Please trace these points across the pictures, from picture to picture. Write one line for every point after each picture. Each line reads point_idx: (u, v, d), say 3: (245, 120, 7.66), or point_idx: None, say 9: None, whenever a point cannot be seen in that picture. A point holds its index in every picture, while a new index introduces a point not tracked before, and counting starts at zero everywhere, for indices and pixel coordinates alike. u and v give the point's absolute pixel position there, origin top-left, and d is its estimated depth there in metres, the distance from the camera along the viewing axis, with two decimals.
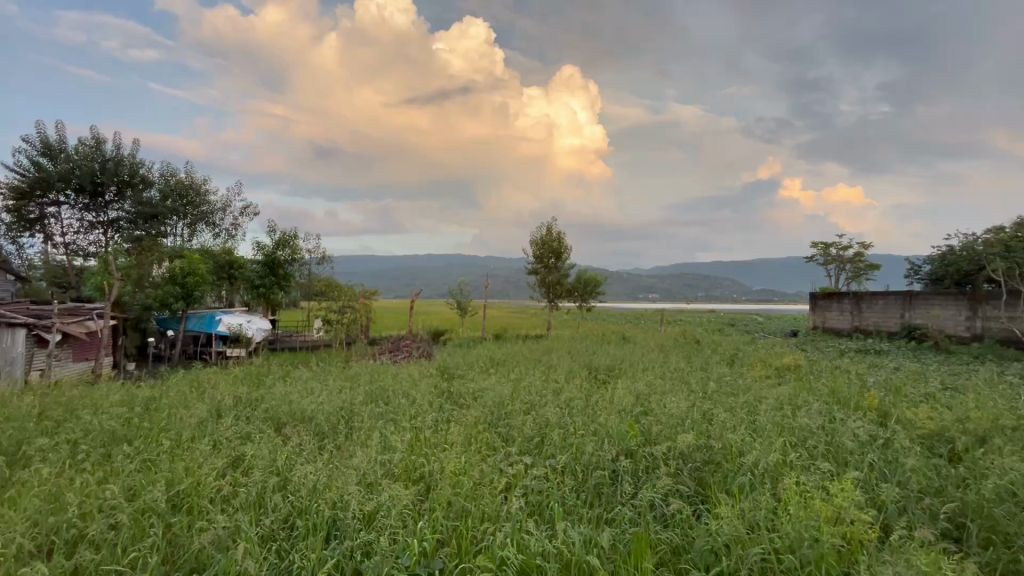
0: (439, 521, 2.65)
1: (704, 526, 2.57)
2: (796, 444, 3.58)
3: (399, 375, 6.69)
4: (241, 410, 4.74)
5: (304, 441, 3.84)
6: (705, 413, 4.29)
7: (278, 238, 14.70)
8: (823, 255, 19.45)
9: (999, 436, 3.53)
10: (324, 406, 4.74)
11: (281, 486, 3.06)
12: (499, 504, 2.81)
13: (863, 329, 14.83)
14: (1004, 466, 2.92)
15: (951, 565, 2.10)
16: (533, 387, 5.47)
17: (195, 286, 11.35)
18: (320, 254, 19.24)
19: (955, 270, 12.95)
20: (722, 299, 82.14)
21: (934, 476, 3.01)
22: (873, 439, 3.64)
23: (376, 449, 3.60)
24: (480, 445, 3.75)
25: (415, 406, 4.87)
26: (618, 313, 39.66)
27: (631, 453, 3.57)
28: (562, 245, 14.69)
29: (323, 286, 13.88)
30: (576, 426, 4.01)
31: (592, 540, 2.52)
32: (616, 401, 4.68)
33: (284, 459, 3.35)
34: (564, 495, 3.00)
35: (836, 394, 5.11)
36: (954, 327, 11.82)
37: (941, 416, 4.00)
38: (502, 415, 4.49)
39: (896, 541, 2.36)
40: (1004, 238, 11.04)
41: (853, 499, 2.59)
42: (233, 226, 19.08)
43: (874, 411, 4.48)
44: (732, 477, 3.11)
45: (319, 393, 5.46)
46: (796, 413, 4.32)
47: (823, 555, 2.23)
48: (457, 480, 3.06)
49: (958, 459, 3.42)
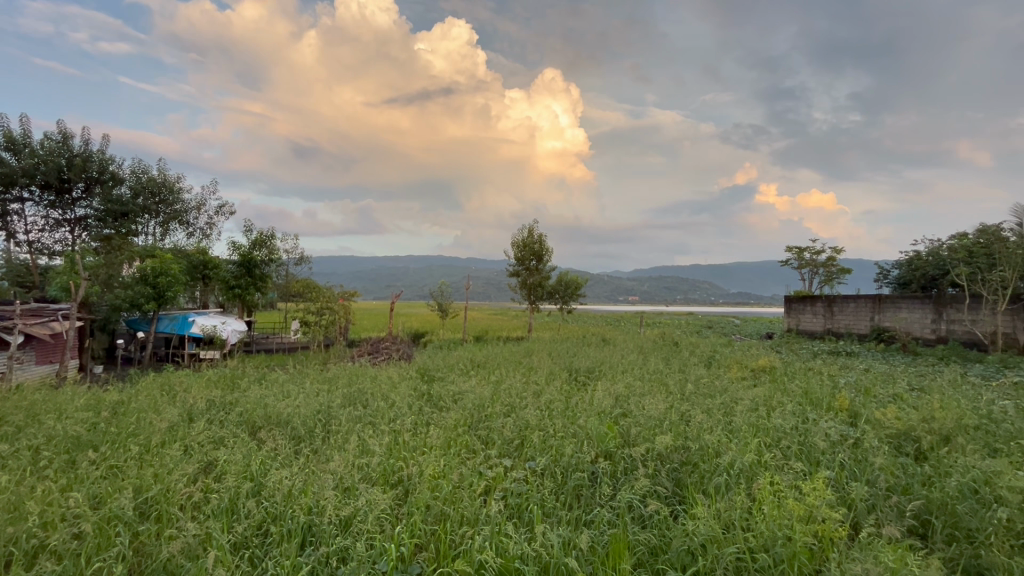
0: (417, 524, 2.63)
1: (681, 527, 2.60)
2: (770, 444, 3.66)
3: (378, 378, 6.62)
4: (214, 414, 4.63)
5: (279, 446, 3.76)
6: (683, 414, 4.36)
7: (255, 238, 14.42)
8: (797, 259, 19.94)
9: (961, 435, 3.66)
10: (300, 409, 4.65)
11: (255, 491, 2.99)
12: (478, 507, 2.79)
13: (835, 332, 15.23)
14: (968, 465, 3.03)
15: (916, 561, 2.17)
16: (513, 389, 5.49)
17: (167, 286, 10.98)
18: (298, 255, 18.96)
19: (921, 275, 13.39)
20: (694, 304, 85.89)
21: (900, 474, 3.10)
22: (844, 439, 3.73)
23: (354, 452, 3.55)
24: (459, 448, 3.72)
25: (394, 409, 4.82)
26: (588, 314, 43.18)
27: (610, 454, 3.60)
28: (543, 247, 14.78)
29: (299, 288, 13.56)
30: (556, 428, 4.03)
31: (570, 541, 2.53)
32: (596, 403, 4.73)
33: (258, 463, 3.28)
34: (543, 497, 3.00)
35: (809, 395, 5.25)
36: (920, 330, 12.22)
37: (908, 416, 4.14)
38: (482, 418, 4.48)
39: (865, 539, 2.42)
40: (967, 245, 11.47)
41: (824, 497, 2.66)
42: (208, 225, 18.62)
43: (845, 411, 4.61)
44: (709, 477, 3.16)
45: (296, 396, 5.38)
46: (771, 414, 4.43)
47: (795, 554, 2.29)
48: (436, 483, 3.03)
49: (924, 458, 3.53)
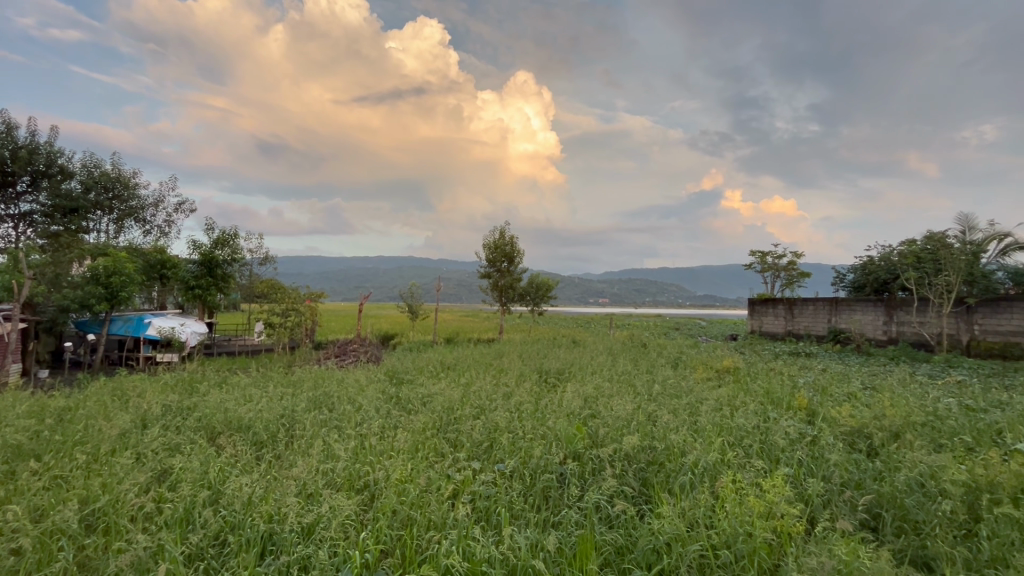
0: (383, 529, 2.59)
1: (646, 526, 2.63)
2: (733, 443, 3.75)
3: (344, 381, 6.48)
4: (169, 420, 4.43)
5: (240, 452, 3.63)
6: (650, 414, 4.44)
7: (217, 237, 13.92)
8: (760, 263, 20.59)
9: (909, 431, 3.86)
10: (263, 414, 4.51)
11: (213, 500, 2.88)
12: (446, 511, 2.76)
13: (796, 333, 15.77)
14: (915, 459, 3.19)
15: (868, 554, 2.26)
16: (483, 391, 5.46)
17: (121, 286, 10.47)
18: (263, 254, 18.44)
19: (874, 279, 13.98)
20: (654, 307, 90.74)
21: (854, 469, 3.23)
22: (803, 437, 3.88)
23: (318, 458, 3.46)
24: (427, 451, 3.67)
25: (361, 413, 4.72)
26: (554, 315, 46.81)
27: (578, 455, 3.62)
28: (515, 249, 14.82)
29: (263, 288, 13.11)
30: (525, 430, 4.02)
31: (538, 544, 2.53)
32: (565, 404, 4.75)
33: (217, 471, 3.16)
34: (512, 499, 2.99)
35: (770, 395, 5.42)
36: (873, 331, 12.79)
37: (861, 413, 4.32)
38: (451, 421, 4.44)
39: (821, 533, 2.51)
40: (915, 251, 12.09)
41: (783, 494, 2.75)
42: (167, 223, 17.87)
43: (803, 410, 4.77)
44: (674, 477, 3.21)
45: (260, 399, 5.22)
46: (734, 413, 4.53)
47: (755, 549, 2.36)
48: (403, 487, 2.98)
49: (875, 453, 3.70)
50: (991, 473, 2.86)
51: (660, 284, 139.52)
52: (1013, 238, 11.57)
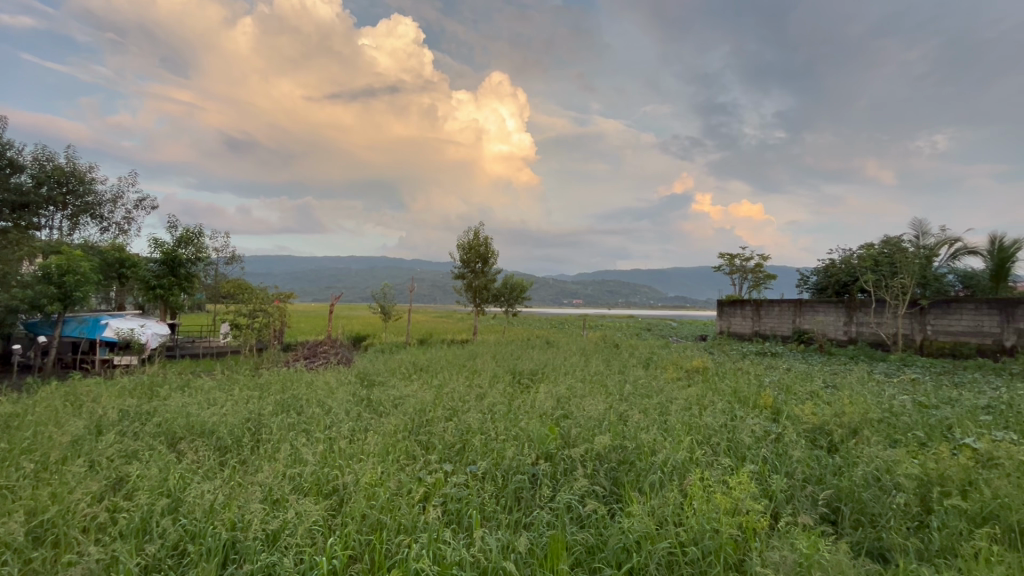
0: (351, 534, 2.54)
1: (617, 524, 2.66)
2: (701, 441, 3.83)
3: (313, 383, 6.34)
4: (126, 426, 4.25)
5: (202, 458, 3.51)
6: (621, 414, 4.49)
7: (181, 235, 13.42)
8: (728, 265, 21.14)
9: (866, 428, 4.03)
10: (228, 418, 4.36)
11: (172, 508, 2.77)
12: (416, 515, 2.73)
13: (762, 334, 16.24)
14: (872, 455, 3.32)
15: (827, 547, 2.34)
16: (456, 392, 5.44)
17: (75, 286, 9.99)
18: (229, 254, 17.90)
19: (835, 281, 14.53)
20: (625, 308, 92.64)
21: (816, 465, 3.34)
22: (767, 435, 3.99)
23: (285, 463, 3.37)
24: (398, 454, 3.62)
25: (331, 416, 4.62)
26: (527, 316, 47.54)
27: (550, 456, 3.64)
28: (489, 249, 14.83)
29: (228, 289, 12.69)
30: (498, 431, 4.01)
31: (509, 545, 2.53)
32: (538, 405, 4.77)
33: (177, 478, 3.04)
34: (483, 501, 2.98)
35: (737, 394, 5.54)
36: (834, 331, 13.27)
37: (822, 411, 4.48)
38: (423, 423, 4.39)
39: (784, 528, 2.58)
40: (873, 254, 12.62)
41: (748, 490, 2.83)
42: (126, 220, 17.14)
43: (768, 408, 4.91)
44: (644, 475, 3.26)
45: (224, 403, 5.05)
46: (702, 412, 4.63)
47: (721, 546, 2.41)
48: (373, 491, 2.94)
49: (835, 449, 3.83)
50: (942, 467, 3.00)
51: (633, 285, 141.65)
52: (963, 242, 12.21)
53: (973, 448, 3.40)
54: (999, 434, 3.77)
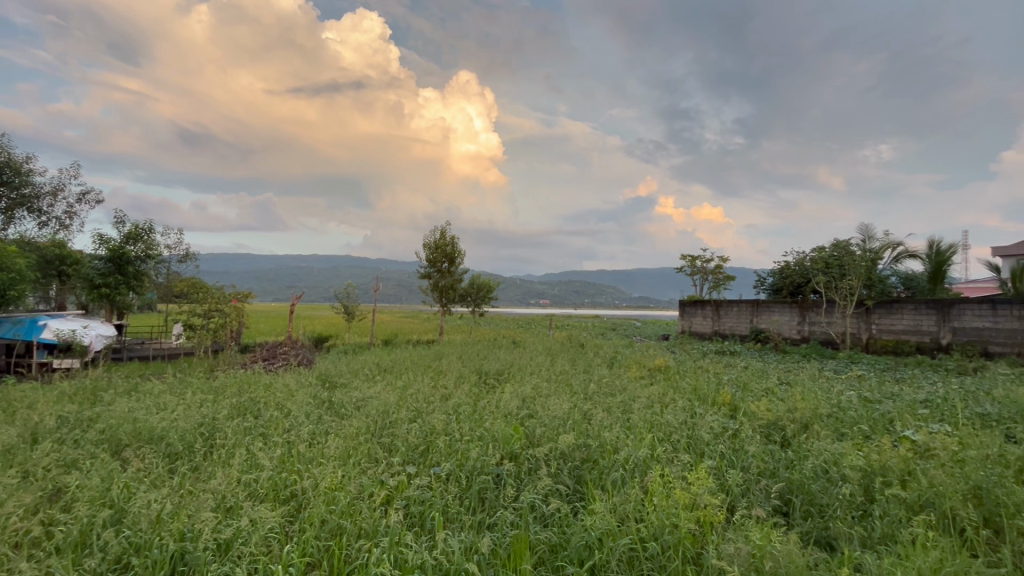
0: (309, 541, 2.47)
1: (580, 522, 2.68)
2: (662, 438, 3.92)
3: (272, 386, 6.12)
4: (66, 434, 3.99)
5: (150, 466, 3.34)
6: (585, 413, 4.53)
7: (129, 231, 12.75)
8: (690, 266, 21.71)
9: (817, 423, 4.21)
10: (178, 423, 4.16)
11: (115, 520, 2.63)
12: (378, 518, 2.68)
13: (721, 333, 16.77)
14: (822, 449, 3.48)
15: (779, 537, 2.43)
16: (421, 393, 5.37)
17: (9, 284, 9.34)
18: (182, 251, 17.13)
19: (790, 283, 15.15)
20: (591, 308, 93.94)
21: (770, 459, 3.46)
22: (725, 431, 4.12)
23: (240, 468, 3.24)
24: (360, 457, 3.55)
25: (289, 419, 4.48)
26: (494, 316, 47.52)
27: (515, 456, 3.64)
28: (456, 249, 14.73)
29: (181, 288, 12.12)
30: (462, 432, 3.99)
31: (472, 546, 2.51)
32: (503, 405, 4.76)
33: (121, 488, 2.88)
34: (447, 502, 2.95)
35: (697, 391, 5.72)
36: (789, 330, 13.85)
37: (776, 407, 4.66)
38: (386, 425, 4.31)
39: (738, 521, 2.67)
40: (824, 256, 13.23)
41: (706, 485, 2.91)
42: (68, 214, 16.16)
43: (726, 405, 5.08)
44: (607, 473, 3.31)
45: (175, 408, 4.82)
46: (664, 410, 4.74)
47: (680, 540, 2.48)
48: (332, 496, 2.86)
49: (788, 443, 3.99)
50: (884, 458, 3.17)
51: (598, 286, 143.81)
52: (904, 246, 12.95)
53: (912, 440, 3.61)
54: (935, 426, 4.03)
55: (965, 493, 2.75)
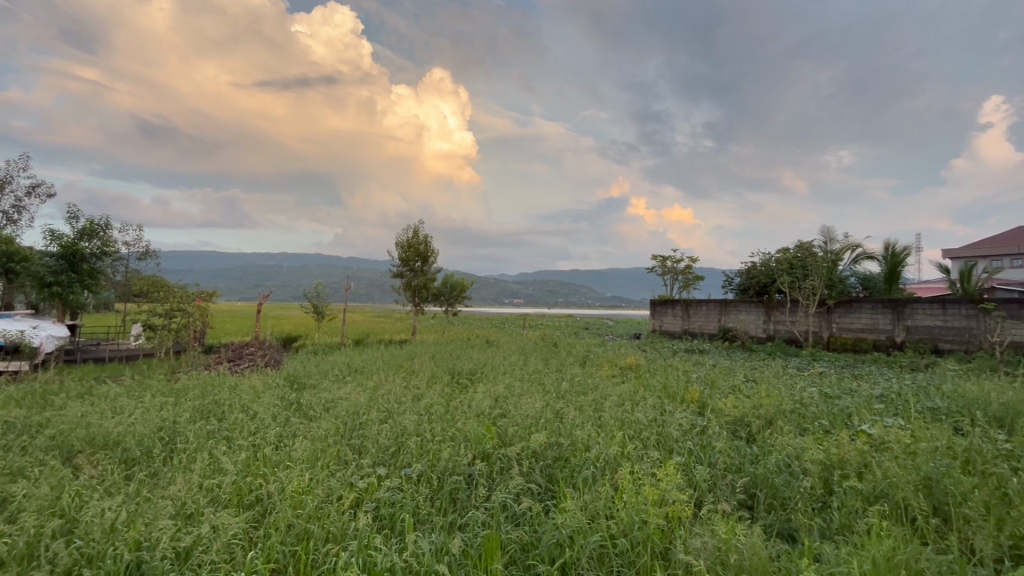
0: (274, 546, 2.40)
1: (551, 521, 2.69)
2: (632, 435, 3.98)
3: (237, 387, 5.94)
4: (12, 440, 3.78)
5: (104, 473, 3.20)
6: (557, 412, 4.56)
7: (84, 227, 12.18)
8: (661, 266, 22.11)
9: (780, 418, 4.35)
10: (136, 428, 3.99)
11: (66, 530, 2.50)
12: (346, 522, 2.63)
13: (691, 332, 17.15)
14: (785, 444, 3.59)
15: (743, 531, 2.50)
16: (393, 394, 5.30)
17: None
18: (141, 248, 16.43)
19: (756, 283, 15.61)
20: (565, 307, 94.67)
21: (735, 455, 3.55)
22: (694, 428, 4.21)
23: (202, 473, 3.13)
24: (328, 460, 3.48)
25: (255, 422, 4.35)
26: (467, 315, 47.33)
27: (486, 456, 3.64)
28: (429, 248, 14.59)
29: (139, 286, 11.61)
30: (434, 432, 3.95)
31: (442, 547, 2.50)
32: (475, 404, 4.75)
33: (73, 497, 2.74)
34: (418, 504, 2.92)
35: (667, 389, 5.83)
36: (755, 329, 14.27)
37: (742, 404, 4.79)
38: (356, 427, 4.23)
39: (705, 515, 2.73)
40: (789, 257, 13.67)
41: (674, 481, 2.97)
42: (16, 208, 15.30)
43: (694, 403, 5.19)
44: (578, 471, 3.34)
45: (132, 412, 4.61)
46: (634, 408, 4.82)
47: (648, 535, 2.52)
48: (299, 499, 2.79)
49: (753, 439, 4.10)
50: (842, 452, 3.30)
51: (572, 286, 144.95)
52: (863, 248, 13.49)
53: (868, 434, 3.77)
54: (890, 421, 4.20)
55: (917, 483, 2.88)
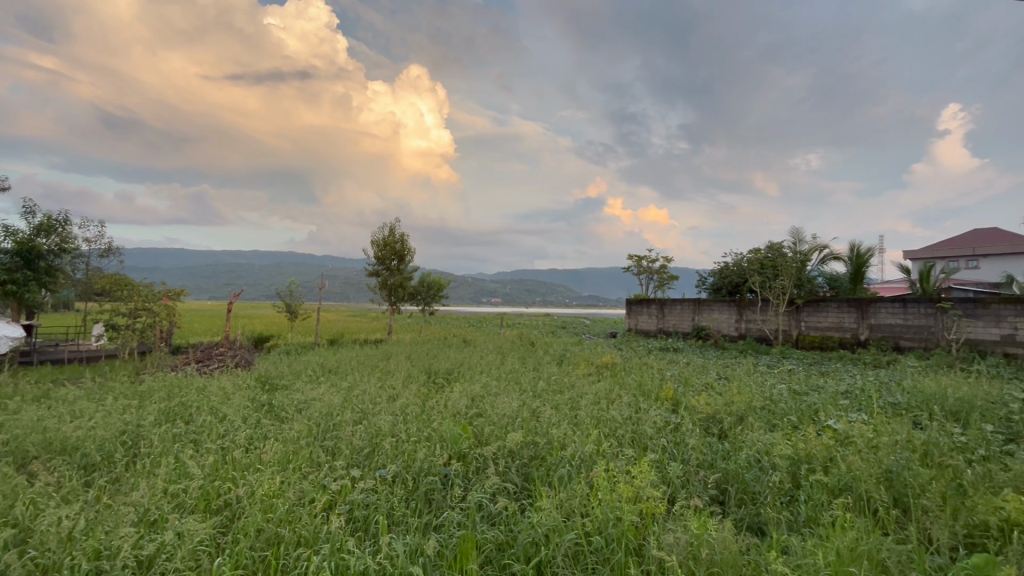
0: (243, 552, 2.34)
1: (527, 520, 2.69)
2: (608, 433, 4.02)
3: (206, 389, 5.77)
4: None
5: (61, 480, 3.06)
6: (534, 411, 4.57)
7: (41, 223, 11.64)
8: (637, 266, 22.39)
9: (751, 415, 4.46)
10: (97, 432, 3.83)
11: (20, 540, 2.39)
12: (318, 525, 2.58)
13: (665, 330, 17.43)
14: (755, 440, 3.67)
15: (714, 526, 2.54)
16: (367, 395, 5.22)
17: None
18: (104, 246, 15.77)
19: (728, 282, 15.96)
20: (542, 306, 95.07)
21: (708, 451, 3.62)
22: (668, 425, 4.27)
23: (167, 478, 3.03)
24: (300, 462, 3.40)
25: (225, 424, 4.23)
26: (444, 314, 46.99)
27: (463, 456, 3.62)
28: (405, 246, 14.42)
29: (101, 285, 11.15)
30: (409, 433, 3.91)
31: (418, 549, 2.47)
32: (451, 404, 4.73)
33: (26, 506, 2.61)
34: (392, 505, 2.89)
35: (642, 387, 5.91)
36: (727, 328, 14.59)
37: (715, 401, 4.89)
38: (329, 428, 4.16)
39: (678, 511, 2.78)
40: (760, 258, 14.01)
41: (648, 478, 3.01)
42: None
43: (668, 400, 5.27)
44: (554, 469, 3.35)
45: (92, 415, 4.42)
46: (609, 406, 4.86)
47: (623, 532, 2.54)
48: (270, 503, 2.73)
49: (725, 435, 4.18)
50: (809, 447, 3.40)
51: (550, 285, 145.56)
52: (830, 249, 13.94)
53: (834, 429, 3.90)
54: (854, 416, 4.36)
55: (879, 476, 2.98)
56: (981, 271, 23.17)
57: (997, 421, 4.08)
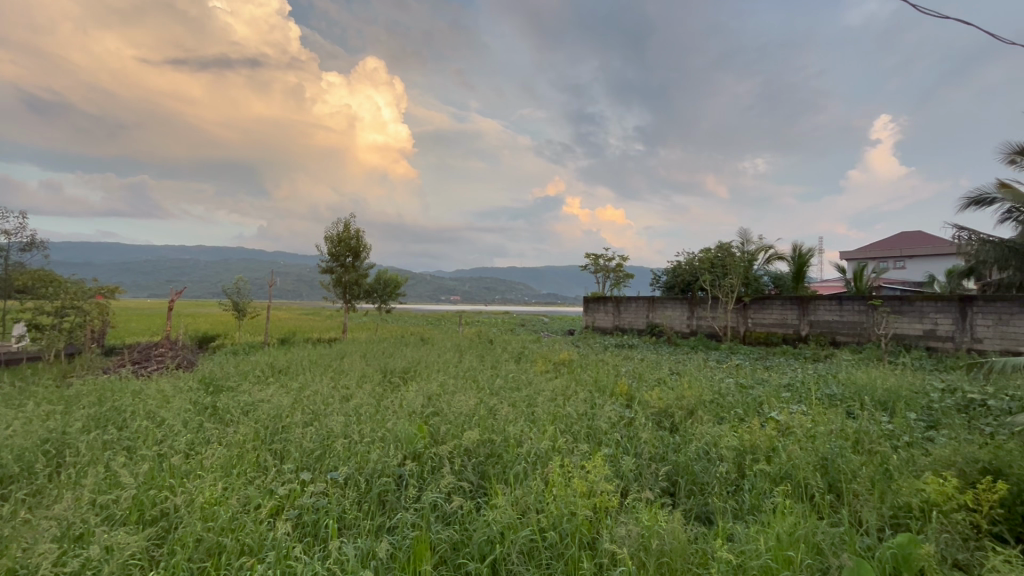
0: (179, 564, 2.21)
1: (482, 518, 2.67)
2: (563, 429, 4.07)
3: (143, 392, 5.43)
4: None
5: None
6: (490, 409, 4.56)
7: None
8: (594, 264, 22.79)
9: (700, 408, 4.62)
10: (15, 440, 3.51)
11: None
12: (264, 532, 2.48)
13: (621, 328, 17.80)
14: (704, 433, 3.81)
15: (665, 517, 2.61)
16: (319, 395, 5.06)
17: None
18: (27, 239, 14.52)
19: (681, 280, 16.47)
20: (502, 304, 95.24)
21: (660, 445, 3.72)
22: (621, 420, 4.37)
23: (95, 488, 2.82)
24: (245, 467, 3.25)
25: (163, 428, 3.99)
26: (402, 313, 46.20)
27: (417, 455, 3.56)
28: (361, 243, 14.04)
29: (21, 282, 10.25)
30: (362, 433, 3.81)
31: (369, 551, 2.41)
32: (406, 403, 4.64)
33: None
34: (344, 507, 2.81)
35: (597, 383, 6.02)
36: (679, 325, 15.06)
37: (667, 395, 5.04)
38: (277, 431, 4.00)
39: (630, 504, 2.84)
40: (710, 257, 14.52)
41: (602, 472, 3.06)
42: None
43: (623, 396, 5.39)
44: (510, 466, 3.35)
45: (10, 423, 4.06)
46: (566, 402, 4.92)
47: (577, 527, 2.58)
48: (211, 511, 2.59)
49: (676, 428, 4.32)
50: (754, 438, 3.55)
51: (509, 283, 145.96)
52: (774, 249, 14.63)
53: (776, 420, 4.10)
54: (794, 407, 4.60)
55: (817, 464, 3.16)
56: (907, 271, 25.00)
57: (919, 409, 4.41)
